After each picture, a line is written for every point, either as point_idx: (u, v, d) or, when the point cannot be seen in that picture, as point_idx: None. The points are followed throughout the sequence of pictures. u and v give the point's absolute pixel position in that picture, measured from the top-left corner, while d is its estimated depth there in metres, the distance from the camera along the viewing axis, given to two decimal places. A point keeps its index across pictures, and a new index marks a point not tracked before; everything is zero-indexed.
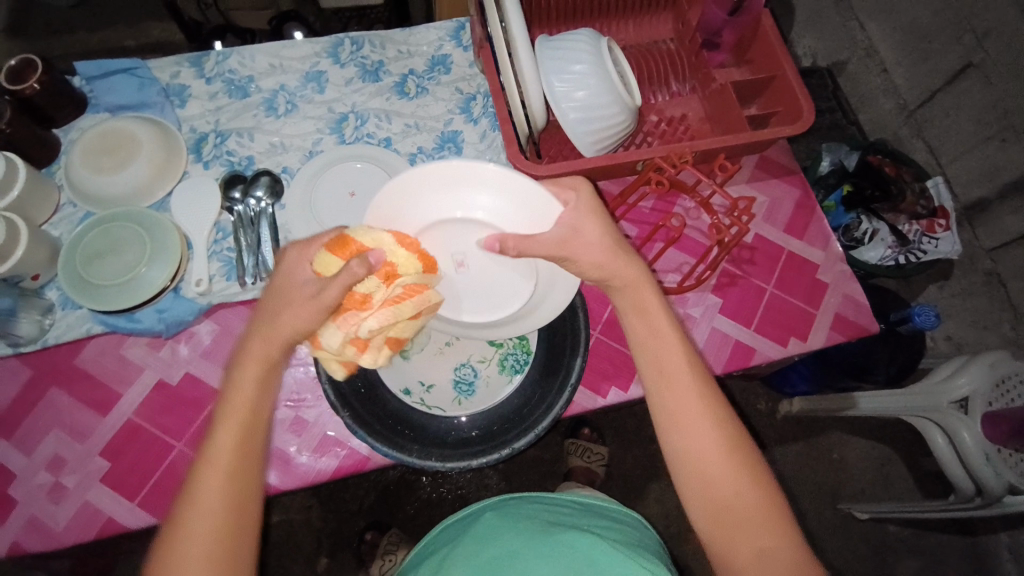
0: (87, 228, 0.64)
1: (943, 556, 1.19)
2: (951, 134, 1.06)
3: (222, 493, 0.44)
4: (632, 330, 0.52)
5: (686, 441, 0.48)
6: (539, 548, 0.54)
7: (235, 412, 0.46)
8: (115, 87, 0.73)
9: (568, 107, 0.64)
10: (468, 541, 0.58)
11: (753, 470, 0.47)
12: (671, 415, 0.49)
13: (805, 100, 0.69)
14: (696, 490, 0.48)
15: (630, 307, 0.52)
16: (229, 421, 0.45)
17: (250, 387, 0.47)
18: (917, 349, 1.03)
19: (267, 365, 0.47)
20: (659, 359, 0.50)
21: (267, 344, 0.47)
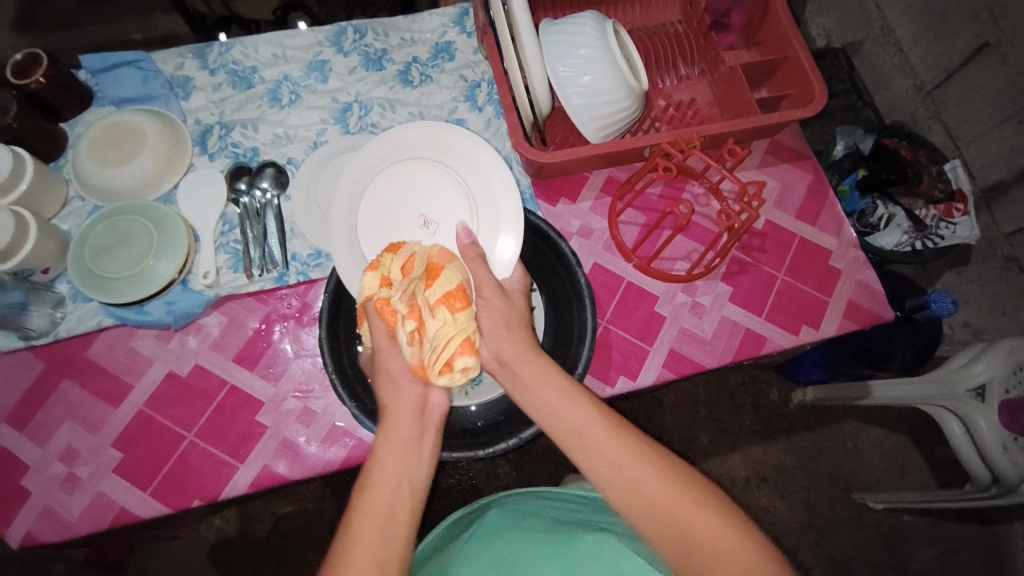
0: (95, 221, 0.65)
1: (959, 545, 1.17)
2: (970, 115, 1.03)
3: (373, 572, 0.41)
4: (528, 397, 0.50)
5: (625, 492, 0.45)
6: (543, 547, 0.54)
7: (395, 472, 0.46)
8: (121, 80, 0.74)
9: (574, 92, 0.63)
10: (472, 544, 0.58)
11: (697, 494, 0.44)
12: (604, 470, 0.46)
13: (817, 82, 0.67)
14: (661, 540, 0.43)
15: (523, 369, 0.51)
16: (377, 494, 0.45)
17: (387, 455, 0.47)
18: (934, 337, 1.01)
19: (418, 441, 0.49)
20: (563, 422, 0.48)
21: (410, 411, 0.50)
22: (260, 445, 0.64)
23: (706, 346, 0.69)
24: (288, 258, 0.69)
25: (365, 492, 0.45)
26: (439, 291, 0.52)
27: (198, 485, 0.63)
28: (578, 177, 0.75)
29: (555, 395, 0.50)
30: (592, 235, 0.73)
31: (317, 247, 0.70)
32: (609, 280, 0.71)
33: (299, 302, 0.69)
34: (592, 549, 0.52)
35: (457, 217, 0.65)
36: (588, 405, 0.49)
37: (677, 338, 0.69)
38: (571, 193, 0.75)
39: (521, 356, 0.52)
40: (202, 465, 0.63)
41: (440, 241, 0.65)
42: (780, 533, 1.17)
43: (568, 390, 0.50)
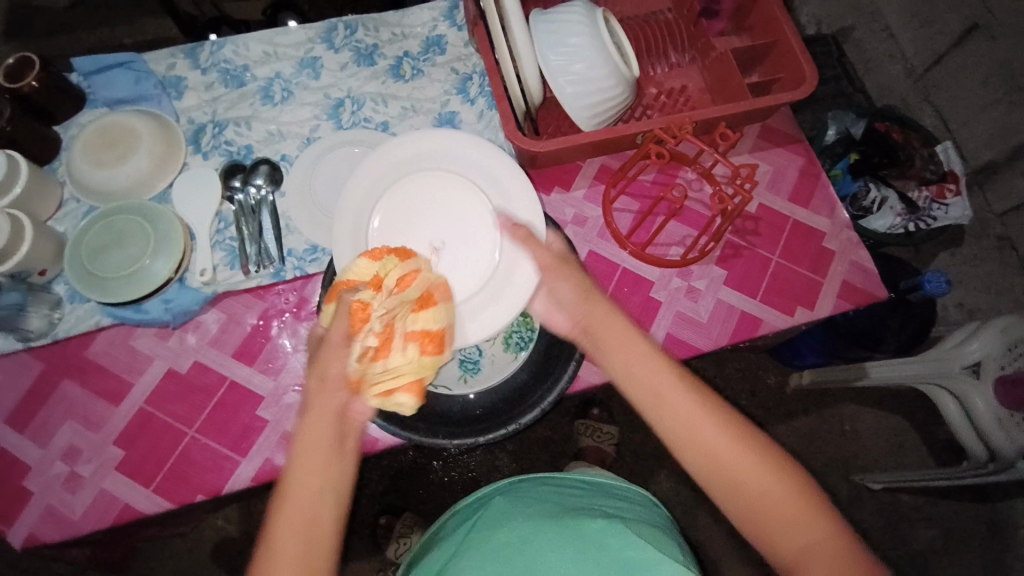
0: (90, 222, 0.65)
1: (959, 524, 1.18)
2: (959, 97, 1.03)
3: (302, 558, 0.43)
4: (608, 352, 0.52)
5: (700, 453, 0.47)
6: (550, 532, 0.54)
7: (308, 489, 0.46)
8: (111, 81, 0.74)
9: (564, 81, 0.63)
10: (478, 530, 0.58)
11: (763, 457, 0.46)
12: (676, 429, 0.48)
13: (807, 65, 0.68)
14: (729, 499, 0.46)
15: (609, 333, 0.53)
16: (305, 485, 0.46)
17: (322, 444, 0.47)
18: (930, 315, 1.01)
19: (338, 431, 0.48)
20: (649, 384, 0.49)
21: (325, 419, 0.49)
22: (262, 439, 0.65)
23: (702, 329, 0.70)
24: (284, 254, 0.69)
25: (295, 484, 0.46)
26: (421, 327, 0.52)
27: (202, 480, 0.63)
28: (571, 166, 0.76)
29: (632, 358, 0.51)
30: (587, 222, 0.74)
31: (313, 243, 0.70)
32: (604, 267, 0.72)
33: (297, 297, 0.69)
34: (599, 536, 0.52)
35: (469, 250, 0.64)
36: (669, 369, 0.50)
37: (673, 322, 0.70)
38: (564, 182, 0.75)
39: (608, 318, 0.53)
40: (205, 459, 0.64)
41: (451, 264, 0.64)
42: None
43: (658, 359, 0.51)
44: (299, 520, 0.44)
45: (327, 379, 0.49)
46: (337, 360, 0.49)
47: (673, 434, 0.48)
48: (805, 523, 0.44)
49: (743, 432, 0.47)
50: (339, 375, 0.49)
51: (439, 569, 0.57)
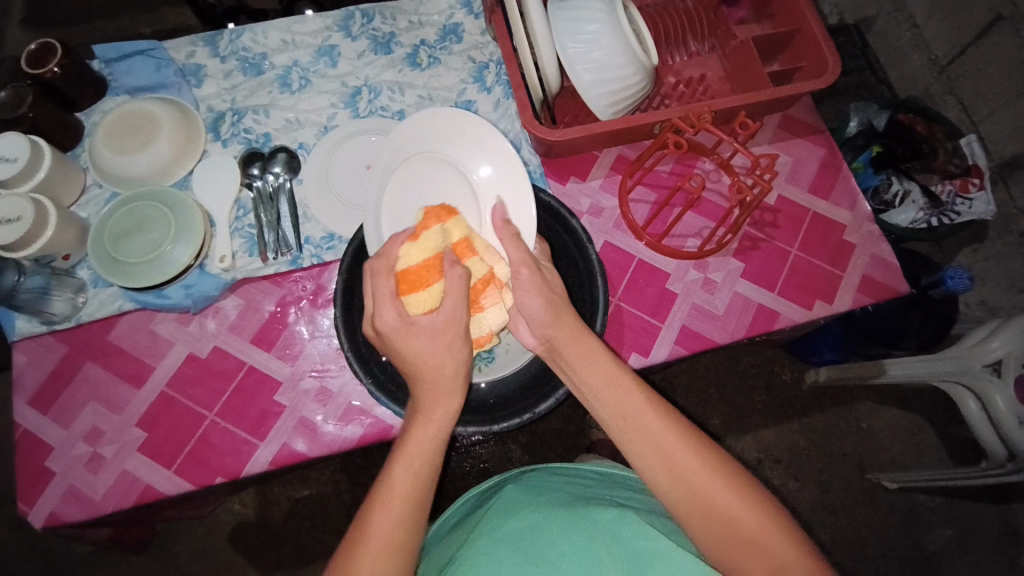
0: (113, 208, 0.66)
1: (975, 524, 1.17)
2: (985, 89, 1.01)
3: (405, 503, 0.47)
4: (580, 374, 0.53)
5: (676, 480, 0.48)
6: (562, 520, 0.54)
7: (423, 436, 0.49)
8: (134, 69, 0.75)
9: (583, 68, 0.62)
10: (489, 518, 0.58)
11: (733, 484, 0.48)
12: (645, 451, 0.49)
13: (830, 53, 0.66)
14: (701, 528, 0.47)
15: (579, 354, 0.53)
16: (417, 445, 0.49)
17: (439, 406, 0.50)
18: (950, 314, 1.00)
19: (456, 403, 0.51)
20: (618, 406, 0.51)
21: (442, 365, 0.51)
22: (279, 424, 0.65)
23: (718, 322, 0.69)
24: (301, 241, 0.70)
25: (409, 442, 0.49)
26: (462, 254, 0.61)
27: (220, 463, 0.64)
28: (588, 156, 0.75)
29: (604, 381, 0.52)
30: (603, 213, 0.73)
31: (329, 231, 0.71)
32: (619, 258, 0.71)
33: (314, 285, 0.70)
34: (612, 526, 0.52)
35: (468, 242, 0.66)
36: (645, 397, 0.51)
37: (689, 314, 0.70)
38: (581, 172, 0.75)
39: (580, 340, 0.53)
40: (223, 443, 0.65)
41: None
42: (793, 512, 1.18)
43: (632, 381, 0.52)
44: (406, 476, 0.48)
45: (426, 344, 0.51)
46: (426, 345, 0.51)
47: (648, 461, 0.49)
48: (772, 543, 0.46)
49: (710, 456, 0.49)
50: (435, 347, 0.51)
51: (450, 558, 0.57)
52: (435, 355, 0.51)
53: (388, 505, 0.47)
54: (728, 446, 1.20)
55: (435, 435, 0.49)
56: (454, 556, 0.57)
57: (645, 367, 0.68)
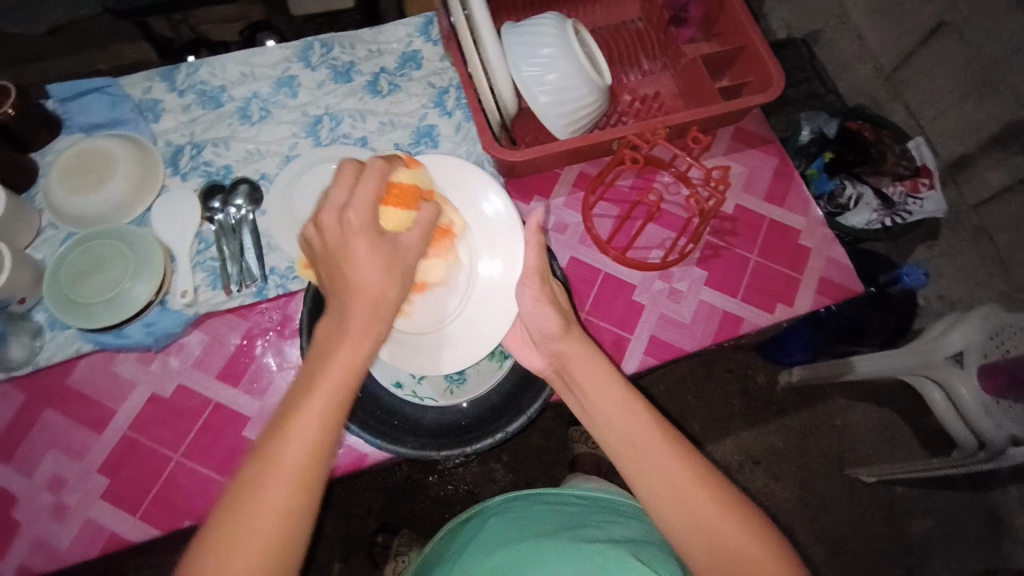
0: (68, 248, 0.64)
1: (953, 514, 1.19)
2: (929, 93, 1.06)
3: (309, 451, 0.42)
4: (588, 400, 0.53)
5: (678, 510, 0.47)
6: (544, 555, 0.55)
7: (334, 378, 0.45)
8: (89, 107, 0.74)
9: (539, 90, 0.64)
10: (474, 556, 0.59)
11: (740, 520, 0.46)
12: (659, 488, 0.48)
13: (774, 68, 0.69)
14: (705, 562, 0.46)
15: (589, 382, 0.54)
16: (308, 416, 0.43)
17: (337, 371, 0.45)
18: (909, 311, 1.03)
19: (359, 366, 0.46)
20: (631, 442, 0.50)
21: (377, 281, 0.49)
22: (249, 460, 0.64)
23: (685, 330, 0.71)
24: (266, 272, 0.69)
25: (298, 409, 0.43)
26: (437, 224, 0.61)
27: (188, 505, 0.62)
28: (551, 174, 0.77)
29: (618, 411, 0.52)
30: (567, 229, 0.74)
31: (295, 260, 0.70)
32: (586, 273, 0.72)
33: (280, 315, 0.69)
34: (588, 551, 0.54)
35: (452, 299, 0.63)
36: (652, 426, 0.51)
37: (657, 324, 0.71)
38: (544, 190, 0.76)
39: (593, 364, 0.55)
40: (191, 484, 0.63)
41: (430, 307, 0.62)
42: (777, 513, 1.19)
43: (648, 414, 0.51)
44: (293, 451, 0.42)
45: (365, 280, 0.48)
46: (367, 252, 0.49)
47: (653, 489, 0.48)
48: None
49: (724, 496, 0.48)
50: (380, 281, 0.49)
51: None
52: (362, 296, 0.48)
53: (270, 481, 0.41)
54: (710, 452, 1.21)
55: (333, 399, 0.44)
56: None
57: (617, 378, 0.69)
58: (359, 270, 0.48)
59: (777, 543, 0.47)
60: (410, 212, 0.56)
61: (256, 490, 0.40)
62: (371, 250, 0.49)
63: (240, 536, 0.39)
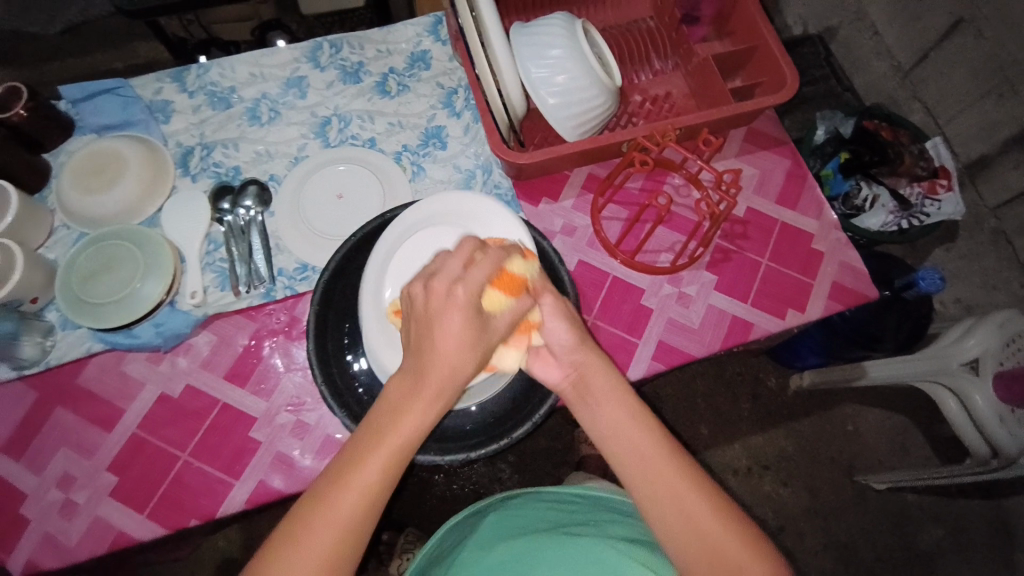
0: (79, 249, 0.65)
1: (967, 521, 1.17)
2: (948, 93, 1.04)
3: (396, 452, 0.43)
4: (599, 413, 0.52)
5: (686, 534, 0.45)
6: (542, 554, 0.54)
7: (435, 378, 0.44)
8: (100, 108, 0.74)
9: (547, 92, 0.63)
10: (472, 552, 0.58)
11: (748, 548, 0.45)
12: (660, 495, 0.47)
13: (787, 68, 0.68)
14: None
15: (602, 400, 0.52)
16: (406, 419, 0.44)
17: (414, 419, 0.44)
18: (926, 314, 1.00)
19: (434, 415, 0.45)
20: (635, 452, 0.49)
21: (468, 348, 0.46)
22: (254, 461, 0.64)
23: (694, 335, 0.70)
24: (274, 273, 0.70)
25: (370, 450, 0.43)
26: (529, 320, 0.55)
27: (194, 505, 0.63)
28: (559, 176, 0.76)
29: (634, 429, 0.50)
30: (576, 232, 0.74)
31: (302, 261, 0.70)
32: (594, 276, 0.72)
33: (287, 317, 0.69)
34: (587, 551, 0.53)
35: None
36: (663, 444, 0.49)
37: (665, 329, 0.70)
38: (552, 192, 0.75)
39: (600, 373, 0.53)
40: (198, 484, 0.63)
41: None
42: (785, 518, 1.17)
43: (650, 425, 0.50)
44: (362, 487, 0.42)
45: (446, 349, 0.45)
46: (457, 326, 0.45)
47: (663, 512, 0.46)
48: None
49: (723, 505, 0.47)
50: (462, 355, 0.45)
51: None
52: (440, 361, 0.45)
53: (335, 511, 0.41)
54: (718, 454, 1.20)
55: (402, 445, 0.43)
56: None
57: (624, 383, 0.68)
58: (445, 338, 0.45)
59: (776, 559, 0.45)
60: (512, 301, 0.49)
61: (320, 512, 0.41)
62: (462, 323, 0.45)
63: (305, 553, 0.40)
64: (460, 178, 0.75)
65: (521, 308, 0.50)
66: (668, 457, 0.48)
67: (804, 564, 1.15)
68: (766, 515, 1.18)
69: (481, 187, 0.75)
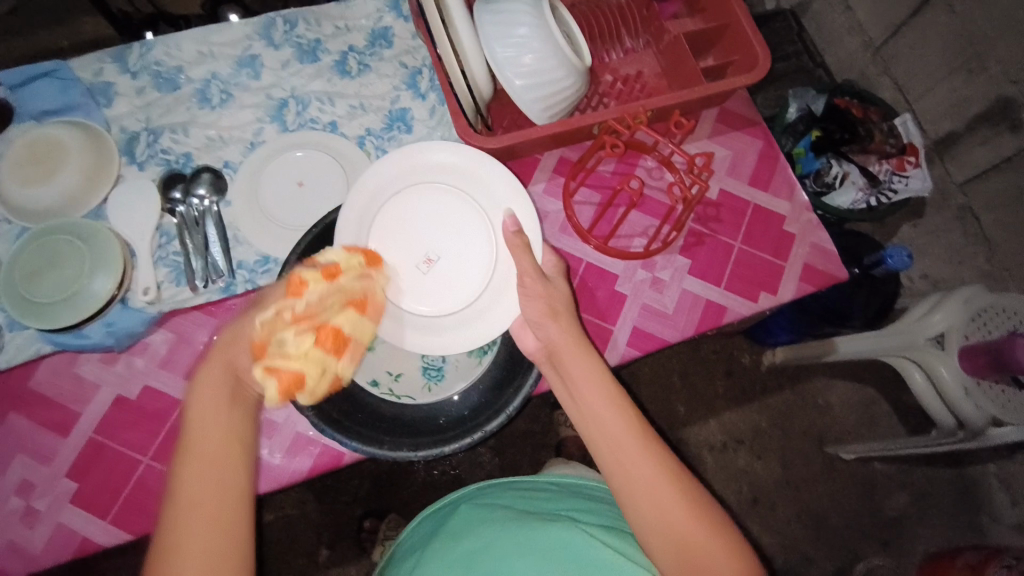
0: (21, 245, 0.61)
1: (930, 487, 1.22)
2: (918, 69, 1.04)
3: (207, 518, 0.39)
4: (569, 378, 0.53)
5: (645, 498, 0.47)
6: (512, 538, 0.54)
7: (206, 441, 0.42)
8: (38, 93, 0.68)
9: (515, 73, 0.61)
10: (441, 539, 0.58)
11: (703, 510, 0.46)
12: (622, 461, 0.48)
13: (760, 47, 0.67)
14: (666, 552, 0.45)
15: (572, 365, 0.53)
16: (197, 479, 0.41)
17: (224, 424, 0.43)
18: (893, 291, 1.03)
19: (234, 408, 0.45)
20: (603, 419, 0.50)
21: (220, 368, 0.46)
22: None
23: (668, 320, 0.69)
24: (234, 266, 0.66)
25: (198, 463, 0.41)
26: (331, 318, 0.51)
27: (159, 509, 0.61)
28: (530, 160, 0.74)
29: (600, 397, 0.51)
30: (548, 217, 0.72)
31: (263, 254, 0.67)
32: (567, 263, 0.70)
33: (250, 311, 0.66)
34: (559, 536, 0.53)
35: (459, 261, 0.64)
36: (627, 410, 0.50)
37: (640, 315, 0.69)
38: (523, 177, 0.73)
39: (578, 361, 0.53)
40: (162, 487, 0.61)
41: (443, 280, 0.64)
42: (759, 491, 1.21)
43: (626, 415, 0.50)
44: (201, 500, 0.40)
45: (248, 346, 0.47)
46: (255, 328, 0.48)
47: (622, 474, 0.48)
48: None
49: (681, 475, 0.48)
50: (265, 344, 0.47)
51: None
52: (241, 359, 0.47)
53: (187, 536, 0.39)
54: (694, 431, 1.22)
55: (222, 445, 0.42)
56: None
57: None
58: (246, 333, 0.48)
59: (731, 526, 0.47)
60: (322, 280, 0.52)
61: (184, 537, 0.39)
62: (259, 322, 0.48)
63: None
64: None
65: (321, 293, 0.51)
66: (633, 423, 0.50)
67: (777, 533, 1.19)
68: (740, 489, 1.21)
69: None
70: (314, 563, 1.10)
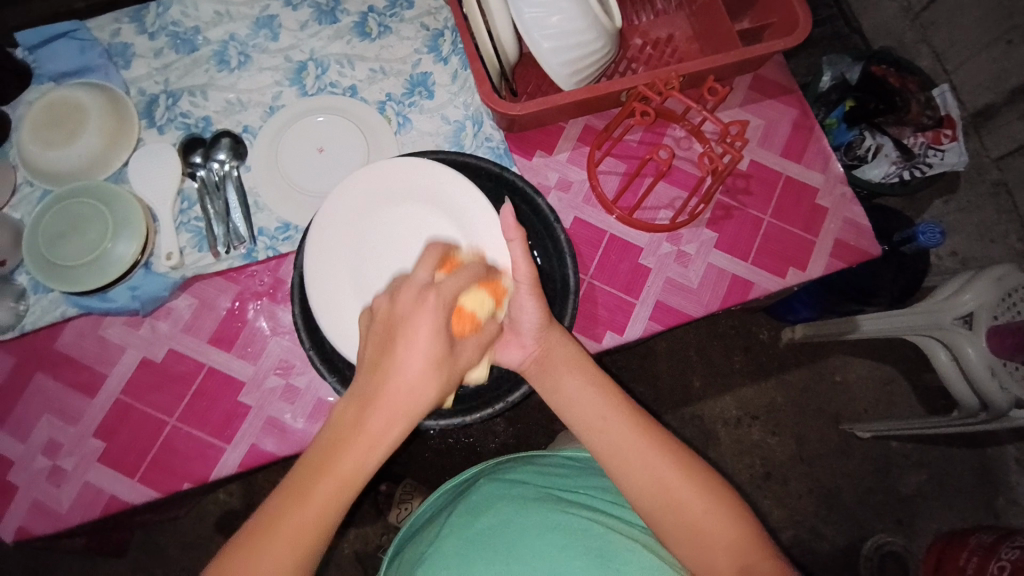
0: (44, 207, 0.61)
1: (946, 467, 1.21)
2: (960, 35, 0.99)
3: (323, 509, 0.42)
4: (561, 379, 0.55)
5: (642, 483, 0.51)
6: (532, 518, 0.55)
7: (359, 447, 0.42)
8: (58, 53, 0.68)
9: (541, 36, 0.57)
10: (457, 512, 0.58)
11: (699, 485, 0.51)
12: (622, 456, 0.52)
13: (801, 9, 0.63)
14: (673, 528, 0.50)
15: (565, 378, 0.55)
16: (337, 470, 0.42)
17: (355, 459, 0.42)
18: (921, 269, 1.00)
19: (386, 440, 0.43)
20: (598, 414, 0.54)
21: (387, 413, 0.43)
22: (245, 425, 0.63)
23: (692, 295, 0.68)
24: (255, 233, 0.66)
25: (309, 488, 0.42)
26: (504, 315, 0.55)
27: (187, 470, 0.62)
28: (554, 128, 0.72)
29: (594, 399, 0.54)
30: (571, 187, 0.71)
31: (284, 221, 0.67)
32: (590, 234, 0.69)
33: (271, 279, 0.66)
34: (582, 528, 0.53)
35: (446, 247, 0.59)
36: (612, 400, 0.54)
37: (663, 288, 0.68)
38: (547, 145, 0.71)
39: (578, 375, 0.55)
40: (189, 448, 0.63)
41: None
42: (772, 465, 1.21)
43: (632, 423, 0.53)
44: (332, 485, 0.42)
45: (405, 372, 0.43)
46: (429, 343, 0.44)
47: (623, 465, 0.52)
48: (742, 539, 0.49)
49: (666, 444, 0.53)
50: (426, 381, 0.43)
51: (420, 556, 0.57)
52: (399, 390, 0.43)
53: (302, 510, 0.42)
54: (709, 405, 1.22)
55: (350, 478, 0.42)
56: (424, 554, 0.56)
57: (620, 344, 0.67)
58: (418, 347, 0.43)
59: (714, 479, 0.52)
60: (474, 300, 0.48)
61: (281, 528, 0.41)
62: (433, 329, 0.44)
63: (278, 533, 0.41)
64: (449, 130, 0.71)
65: (477, 283, 0.49)
66: (625, 415, 0.54)
67: (788, 507, 1.19)
68: (752, 463, 1.21)
69: (472, 141, 0.70)
70: (333, 523, 1.14)
